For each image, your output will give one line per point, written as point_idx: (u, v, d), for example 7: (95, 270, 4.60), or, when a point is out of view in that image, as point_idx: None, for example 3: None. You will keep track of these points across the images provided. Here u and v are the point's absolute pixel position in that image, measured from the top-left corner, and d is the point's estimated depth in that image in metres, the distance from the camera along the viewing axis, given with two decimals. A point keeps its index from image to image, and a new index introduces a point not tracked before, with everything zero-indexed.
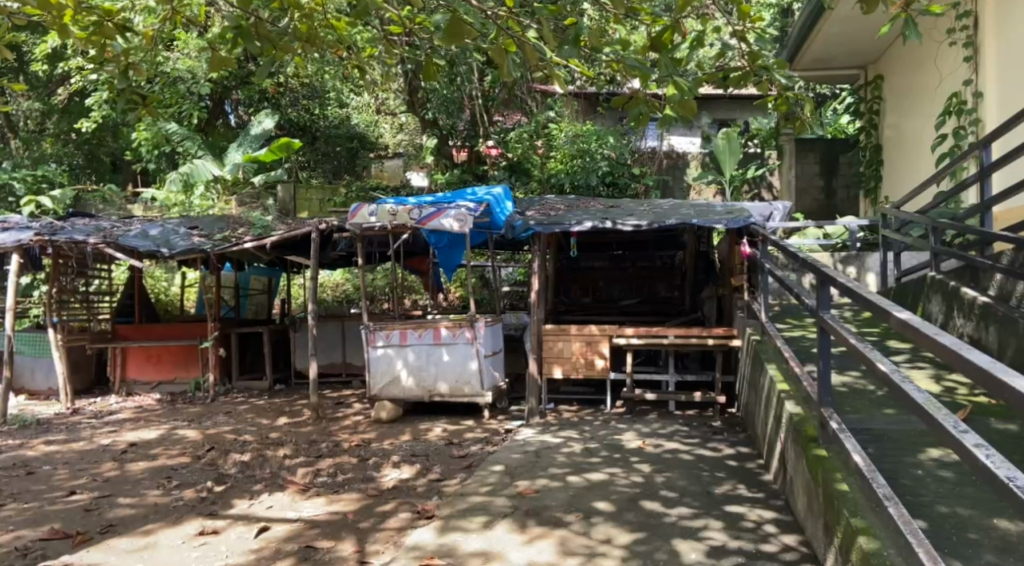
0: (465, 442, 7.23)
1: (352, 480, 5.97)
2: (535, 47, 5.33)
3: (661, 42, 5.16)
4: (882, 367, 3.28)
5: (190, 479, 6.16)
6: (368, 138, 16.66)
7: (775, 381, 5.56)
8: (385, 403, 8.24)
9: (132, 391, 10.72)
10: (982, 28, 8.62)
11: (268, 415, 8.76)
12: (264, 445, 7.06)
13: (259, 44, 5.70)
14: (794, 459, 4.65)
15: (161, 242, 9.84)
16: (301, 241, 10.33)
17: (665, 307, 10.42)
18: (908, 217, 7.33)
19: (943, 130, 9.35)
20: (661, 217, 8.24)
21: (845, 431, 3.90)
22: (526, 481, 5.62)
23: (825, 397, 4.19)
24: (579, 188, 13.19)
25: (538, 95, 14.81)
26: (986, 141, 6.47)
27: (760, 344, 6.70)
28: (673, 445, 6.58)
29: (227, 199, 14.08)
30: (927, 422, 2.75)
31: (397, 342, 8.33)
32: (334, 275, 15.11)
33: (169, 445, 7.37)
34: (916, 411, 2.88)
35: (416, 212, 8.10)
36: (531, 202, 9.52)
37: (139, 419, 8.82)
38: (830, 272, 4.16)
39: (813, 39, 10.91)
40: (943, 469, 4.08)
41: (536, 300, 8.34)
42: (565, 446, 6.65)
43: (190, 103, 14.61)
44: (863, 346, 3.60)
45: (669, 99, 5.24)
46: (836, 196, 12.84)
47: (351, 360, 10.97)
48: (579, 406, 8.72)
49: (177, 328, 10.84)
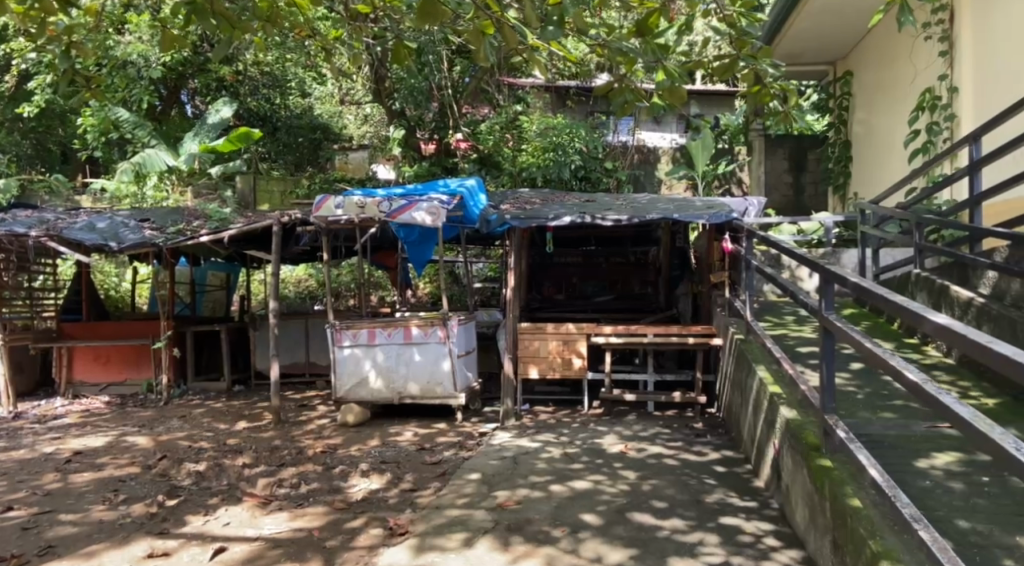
0: (438, 447, 6.86)
1: (317, 491, 5.56)
2: (514, 28, 4.95)
3: (647, 27, 4.66)
4: (910, 376, 3.09)
5: (139, 491, 5.67)
6: (332, 129, 16.11)
7: (765, 382, 5.27)
8: (352, 407, 7.83)
9: (79, 394, 10.09)
10: (959, 21, 8.48)
11: (226, 420, 8.26)
12: (221, 454, 6.61)
13: (214, 21, 5.24)
14: (790, 467, 4.37)
15: (109, 235, 9.21)
16: (261, 235, 9.82)
17: (640, 305, 10.15)
18: (887, 213, 7.12)
19: (916, 126, 9.24)
20: (641, 212, 7.96)
21: (855, 440, 3.62)
22: (506, 491, 5.27)
23: (828, 403, 3.91)
24: (551, 182, 12.84)
25: (507, 88, 14.27)
26: (977, 134, 6.27)
27: (746, 343, 6.45)
28: (657, 449, 6.29)
29: (183, 191, 13.56)
30: (982, 442, 2.57)
31: (366, 341, 7.92)
32: (296, 270, 14.56)
33: (118, 453, 6.86)
34: (962, 427, 2.70)
35: (385, 205, 7.65)
36: (505, 195, 9.16)
37: (86, 425, 8.25)
38: (840, 271, 3.93)
39: (786, 32, 10.68)
40: (953, 479, 3.81)
41: (512, 297, 7.99)
42: (544, 451, 6.32)
43: (140, 88, 13.86)
44: (885, 353, 3.39)
45: (658, 87, 4.90)
46: (805, 192, 12.67)
47: (315, 360, 10.51)
48: (554, 407, 8.41)
49: (127, 326, 10.22)
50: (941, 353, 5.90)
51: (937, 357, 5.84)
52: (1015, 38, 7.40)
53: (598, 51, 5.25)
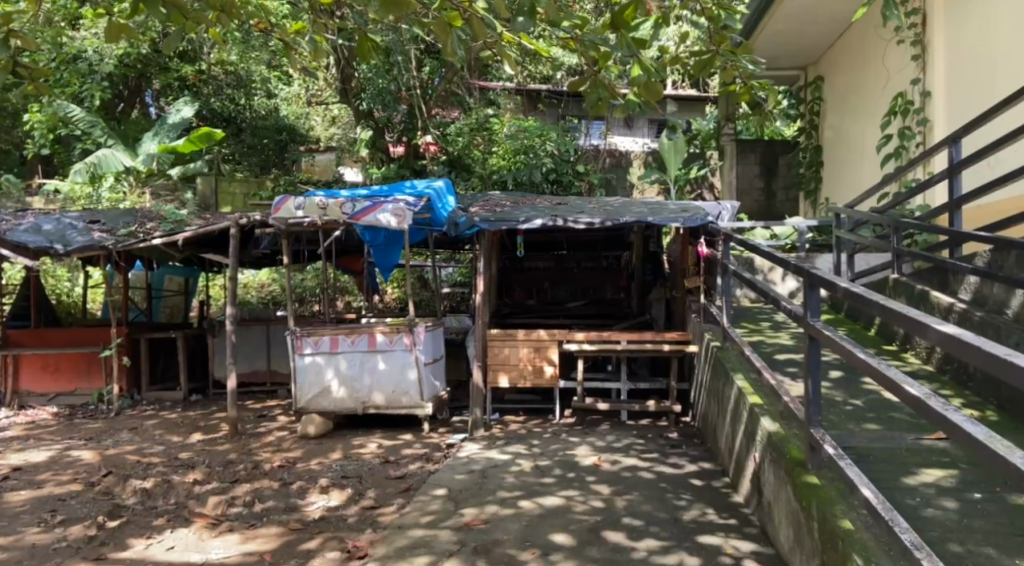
0: (403, 460, 6.54)
1: (272, 510, 5.22)
2: (482, 20, 4.64)
3: (623, 21, 4.42)
4: (910, 390, 2.89)
5: (79, 512, 5.26)
6: (298, 130, 15.75)
7: (744, 391, 5.04)
8: (314, 418, 7.46)
9: (25, 404, 9.56)
10: (932, 26, 8.35)
11: (179, 432, 7.87)
12: (172, 469, 6.23)
13: (165, 11, 4.91)
14: (772, 481, 4.13)
15: (55, 237, 8.77)
16: (218, 237, 9.41)
17: (612, 311, 9.94)
18: (862, 216, 6.93)
19: (887, 130, 9.11)
20: (614, 215, 7.74)
21: (844, 456, 3.38)
22: (473, 508, 4.98)
23: (813, 416, 3.67)
24: (522, 185, 12.62)
25: (477, 91, 14.05)
26: (957, 136, 6.09)
27: (722, 351, 6.23)
28: (631, 461, 6.04)
29: (140, 193, 13.13)
30: (997, 465, 2.37)
31: (328, 349, 7.56)
32: (259, 275, 14.15)
33: (60, 469, 6.43)
34: (974, 447, 2.49)
35: (348, 207, 7.36)
36: (475, 197, 8.88)
37: (28, 438, 7.78)
38: (825, 274, 3.72)
39: (759, 36, 10.51)
40: (944, 497, 3.61)
41: (482, 303, 7.71)
42: (514, 464, 6.04)
43: (91, 83, 13.36)
44: (880, 366, 3.14)
45: (632, 82, 4.58)
46: (776, 197, 12.35)
47: (277, 369, 10.14)
48: (525, 416, 8.14)
49: (77, 332, 9.73)
50: (921, 361, 5.72)
51: (917, 363, 5.65)
52: (990, 40, 7.25)
53: (571, 44, 4.97)
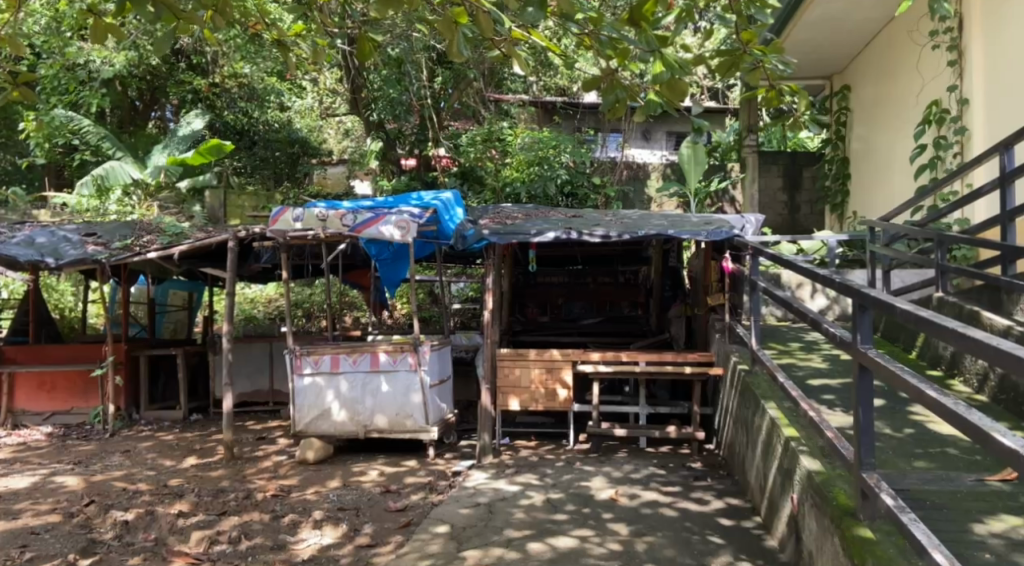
0: (405, 490, 6.09)
1: (258, 548, 4.80)
2: (490, 14, 4.11)
3: (641, 15, 3.95)
4: (1004, 441, 2.31)
5: (52, 548, 4.82)
6: (310, 143, 15.44)
7: (777, 422, 4.54)
8: (313, 442, 7.04)
9: (18, 424, 9.26)
10: (970, 29, 7.80)
11: (172, 456, 7.47)
12: (159, 499, 5.80)
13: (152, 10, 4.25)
14: (814, 527, 3.64)
15: (48, 250, 8.44)
16: (216, 250, 9.07)
17: (629, 328, 9.44)
18: (899, 230, 6.38)
19: (922, 140, 8.56)
20: (631, 228, 7.27)
21: (905, 509, 2.88)
22: (477, 550, 4.52)
23: (866, 458, 3.17)
24: (535, 198, 12.20)
25: (491, 103, 13.56)
26: (1009, 142, 5.54)
27: (750, 375, 5.72)
28: (651, 496, 5.53)
29: (148, 204, 12.92)
30: None
31: (328, 369, 7.14)
32: (267, 290, 13.84)
33: (40, 497, 6.03)
34: None
35: (349, 218, 6.96)
36: (485, 209, 8.43)
37: (15, 461, 7.41)
38: (876, 293, 3.20)
39: (785, 42, 9.98)
40: (1018, 552, 3.11)
41: (490, 321, 7.23)
42: (524, 497, 5.57)
43: (92, 91, 13.18)
44: (956, 405, 2.59)
45: (653, 81, 4.06)
46: (800, 211, 11.81)
47: (279, 388, 9.77)
48: (537, 441, 7.68)
49: (73, 349, 9.36)
50: (971, 389, 5.17)
51: (967, 393, 5.11)
52: None
53: (585, 42, 4.49)
